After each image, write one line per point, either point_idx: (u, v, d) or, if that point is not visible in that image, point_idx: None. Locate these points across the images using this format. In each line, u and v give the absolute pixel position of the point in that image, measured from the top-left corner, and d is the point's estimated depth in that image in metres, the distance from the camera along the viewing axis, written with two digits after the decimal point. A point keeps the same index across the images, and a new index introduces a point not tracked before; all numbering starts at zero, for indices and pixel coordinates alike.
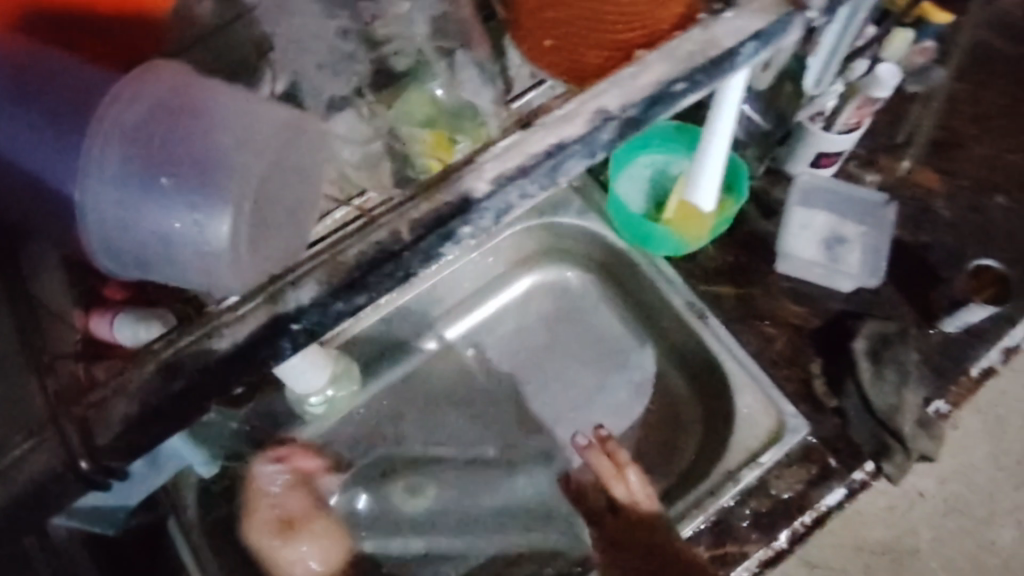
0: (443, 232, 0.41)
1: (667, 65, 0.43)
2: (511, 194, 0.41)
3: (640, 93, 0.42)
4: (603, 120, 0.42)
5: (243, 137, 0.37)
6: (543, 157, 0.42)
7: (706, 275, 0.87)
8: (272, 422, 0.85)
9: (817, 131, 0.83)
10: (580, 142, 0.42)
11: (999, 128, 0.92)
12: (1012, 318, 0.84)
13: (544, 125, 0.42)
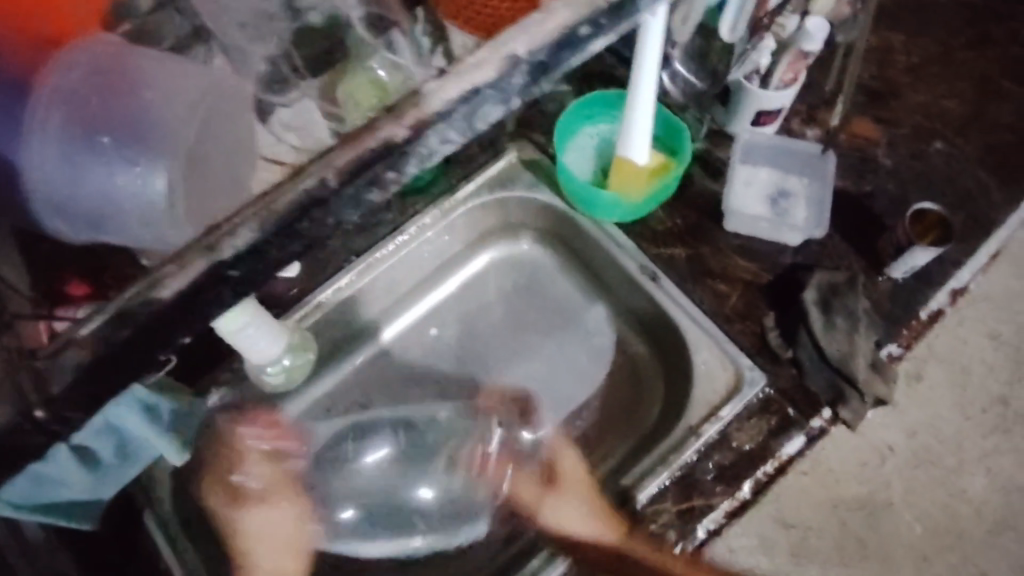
0: (367, 180, 0.38)
1: (570, 5, 0.38)
2: (435, 139, 0.38)
3: (543, 36, 0.38)
4: (514, 62, 0.38)
5: (171, 102, 0.43)
6: (453, 103, 0.38)
7: (657, 238, 0.87)
8: None
9: (755, 88, 0.84)
10: (495, 86, 0.38)
11: (932, 76, 0.94)
12: (958, 260, 0.86)
13: (456, 73, 0.38)
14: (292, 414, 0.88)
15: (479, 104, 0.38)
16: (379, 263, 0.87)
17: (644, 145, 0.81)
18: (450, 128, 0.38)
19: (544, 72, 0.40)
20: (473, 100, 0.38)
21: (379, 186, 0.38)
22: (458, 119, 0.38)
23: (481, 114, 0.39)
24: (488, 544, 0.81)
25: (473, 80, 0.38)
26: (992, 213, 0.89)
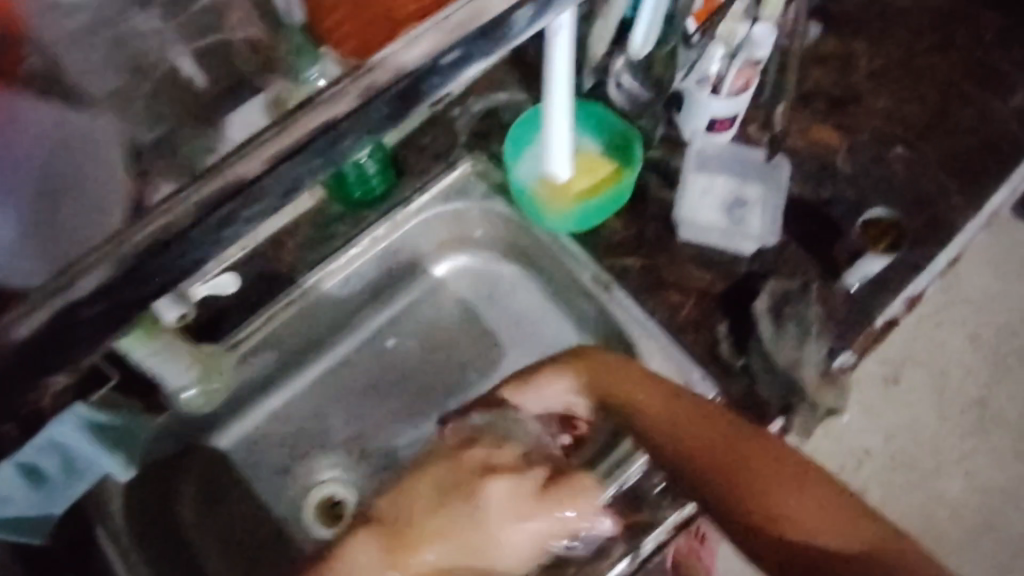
0: (218, 216, 0.37)
1: (437, 33, 0.39)
2: (291, 175, 0.38)
3: (410, 61, 0.38)
4: (369, 96, 0.38)
5: (19, 156, 0.52)
6: (314, 136, 0.38)
7: (611, 248, 0.87)
8: (196, 425, 0.87)
9: (704, 96, 0.84)
10: (351, 119, 0.38)
11: (894, 81, 0.93)
12: (920, 265, 0.84)
13: (314, 105, 0.39)
14: (250, 426, 0.90)
15: (342, 150, 0.39)
16: (330, 275, 0.88)
17: (565, 161, 0.82)
18: (305, 163, 0.38)
19: (400, 98, 0.39)
20: (327, 135, 0.38)
21: (258, 217, 0.39)
22: (321, 159, 0.39)
23: (343, 149, 0.39)
24: None
25: (329, 113, 0.38)
26: (953, 216, 0.87)
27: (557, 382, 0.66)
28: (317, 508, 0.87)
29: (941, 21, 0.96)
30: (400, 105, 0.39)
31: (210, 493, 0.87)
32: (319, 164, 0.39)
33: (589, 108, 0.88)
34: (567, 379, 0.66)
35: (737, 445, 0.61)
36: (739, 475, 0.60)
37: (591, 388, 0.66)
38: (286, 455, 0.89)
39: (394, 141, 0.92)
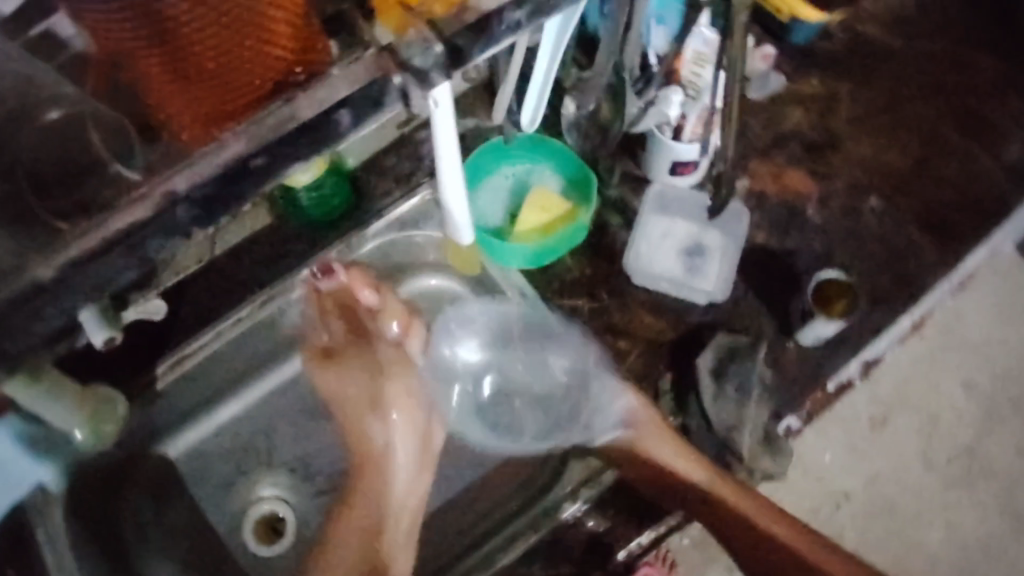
0: (29, 306, 0.41)
1: (245, 140, 0.42)
2: (96, 275, 0.41)
3: (210, 169, 0.42)
4: (171, 200, 0.42)
5: None
6: (116, 237, 0.41)
7: (562, 287, 0.84)
8: (145, 436, 0.87)
9: (666, 140, 0.81)
10: (154, 222, 0.42)
11: (875, 127, 0.90)
12: (877, 327, 0.83)
13: (120, 205, 0.42)
14: (200, 435, 0.89)
15: (149, 250, 0.42)
16: (278, 296, 0.87)
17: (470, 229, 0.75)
18: (117, 266, 0.42)
19: (204, 201, 0.42)
20: (133, 236, 0.41)
21: (69, 309, 0.42)
22: (126, 257, 0.42)
23: (147, 249, 0.42)
24: None
25: (122, 220, 0.42)
26: (922, 275, 0.85)
27: (656, 446, 0.76)
28: (257, 525, 0.88)
29: (931, 66, 0.93)
30: (204, 207, 0.42)
31: (153, 513, 0.87)
32: (126, 263, 0.42)
33: (539, 144, 0.84)
34: (655, 437, 0.76)
35: (758, 511, 0.76)
36: (721, 524, 0.77)
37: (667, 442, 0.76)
38: (231, 470, 0.90)
39: (355, 160, 0.88)
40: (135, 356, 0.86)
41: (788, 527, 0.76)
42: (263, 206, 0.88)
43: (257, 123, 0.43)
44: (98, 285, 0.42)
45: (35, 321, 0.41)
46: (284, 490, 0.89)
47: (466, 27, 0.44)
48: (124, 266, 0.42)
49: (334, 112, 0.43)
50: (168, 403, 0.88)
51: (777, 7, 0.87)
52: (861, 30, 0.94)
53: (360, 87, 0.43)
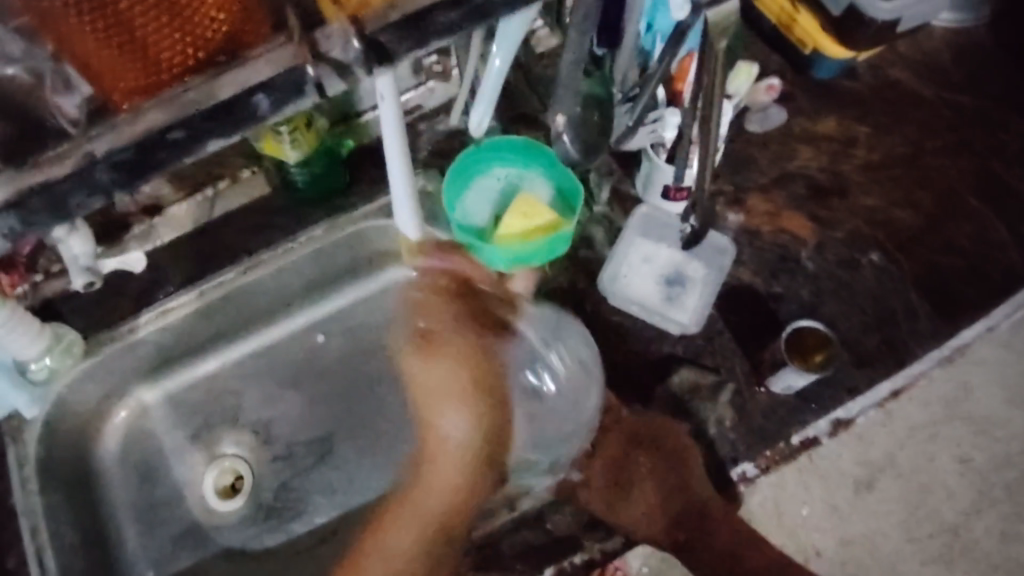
0: None
1: (163, 110, 0.48)
2: (13, 221, 0.48)
3: (128, 137, 0.48)
4: (90, 160, 0.48)
5: None
6: (32, 187, 0.48)
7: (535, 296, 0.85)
8: (128, 379, 0.90)
9: (660, 161, 0.80)
10: (70, 177, 0.48)
11: (890, 178, 0.87)
12: (854, 388, 0.80)
13: (41, 161, 0.48)
14: (179, 382, 0.92)
15: (70, 205, 0.48)
16: (264, 263, 0.85)
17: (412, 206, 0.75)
18: (36, 214, 0.48)
19: (121, 165, 0.48)
20: (53, 190, 0.48)
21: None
22: (46, 211, 0.48)
23: (69, 204, 0.48)
24: (314, 557, 0.87)
25: (45, 176, 0.48)
26: (911, 343, 0.81)
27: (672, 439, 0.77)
28: (220, 475, 0.90)
29: (959, 125, 0.89)
30: (123, 169, 0.48)
31: (120, 449, 0.91)
32: (44, 215, 0.48)
33: (532, 148, 0.83)
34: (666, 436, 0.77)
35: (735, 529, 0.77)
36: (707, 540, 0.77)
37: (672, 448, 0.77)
38: (200, 422, 0.92)
39: (353, 143, 0.90)
40: (110, 301, 0.87)
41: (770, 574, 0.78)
42: (263, 176, 0.90)
43: (180, 97, 0.48)
44: (15, 232, 0.48)
45: None
46: (245, 450, 0.91)
47: (390, 26, 0.48)
48: (36, 220, 0.48)
49: (254, 94, 0.48)
50: (146, 349, 0.87)
51: (802, 38, 0.86)
52: (894, 77, 0.91)
53: (281, 73, 0.48)
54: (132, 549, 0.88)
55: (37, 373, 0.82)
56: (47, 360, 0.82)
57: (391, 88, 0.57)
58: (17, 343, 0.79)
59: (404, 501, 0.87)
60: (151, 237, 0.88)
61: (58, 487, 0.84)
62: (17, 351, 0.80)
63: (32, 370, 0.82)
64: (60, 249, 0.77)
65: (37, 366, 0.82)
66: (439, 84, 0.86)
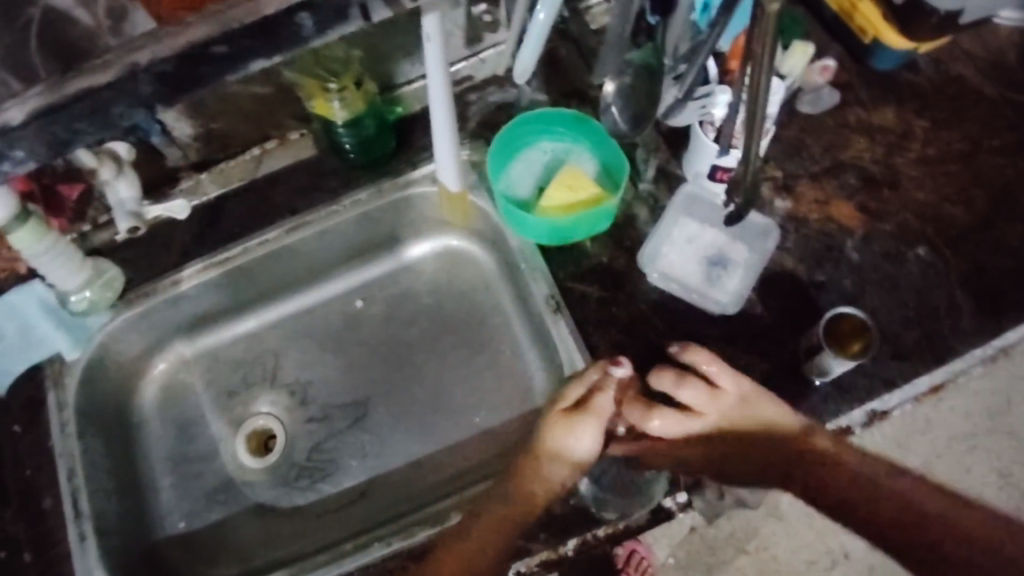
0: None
1: (206, 25, 0.46)
2: (54, 127, 0.46)
3: (170, 50, 0.46)
4: (132, 70, 0.46)
5: None
6: (71, 98, 0.46)
7: (577, 271, 0.83)
8: (174, 332, 0.92)
9: (706, 139, 0.79)
10: (111, 89, 0.46)
11: (944, 174, 0.85)
12: (890, 381, 0.78)
13: (81, 71, 0.46)
14: (221, 338, 0.94)
15: (112, 114, 0.47)
16: (309, 224, 0.87)
17: (454, 160, 0.78)
18: (76, 120, 0.46)
19: (164, 78, 0.46)
20: (93, 99, 0.46)
21: (30, 158, 0.47)
22: (84, 118, 0.47)
23: (110, 113, 0.47)
24: (339, 517, 0.87)
25: (88, 82, 0.46)
26: (952, 339, 0.79)
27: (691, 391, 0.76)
28: (251, 437, 0.92)
29: (1020, 125, 0.87)
30: (164, 84, 0.47)
31: (161, 397, 0.93)
32: (85, 123, 0.47)
33: (581, 121, 0.84)
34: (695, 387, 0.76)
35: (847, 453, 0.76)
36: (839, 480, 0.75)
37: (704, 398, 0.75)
38: (238, 379, 0.93)
39: (402, 109, 0.90)
40: (155, 254, 0.88)
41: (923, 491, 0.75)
42: (310, 139, 0.91)
43: (221, 11, 0.46)
44: (56, 141, 0.47)
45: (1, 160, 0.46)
46: (280, 409, 0.92)
47: None
48: (78, 127, 0.47)
49: (297, 12, 0.46)
50: (190, 303, 0.90)
51: (863, 27, 0.86)
52: (956, 72, 0.89)
53: None
54: (163, 499, 0.89)
55: (77, 303, 0.85)
56: (88, 293, 0.85)
57: (433, 18, 0.61)
58: (60, 275, 0.83)
59: (432, 468, 0.88)
60: (199, 192, 0.90)
61: (95, 430, 0.86)
62: (58, 281, 0.83)
63: (72, 302, 0.85)
64: (107, 192, 0.82)
65: (76, 295, 0.84)
66: (490, 56, 0.85)
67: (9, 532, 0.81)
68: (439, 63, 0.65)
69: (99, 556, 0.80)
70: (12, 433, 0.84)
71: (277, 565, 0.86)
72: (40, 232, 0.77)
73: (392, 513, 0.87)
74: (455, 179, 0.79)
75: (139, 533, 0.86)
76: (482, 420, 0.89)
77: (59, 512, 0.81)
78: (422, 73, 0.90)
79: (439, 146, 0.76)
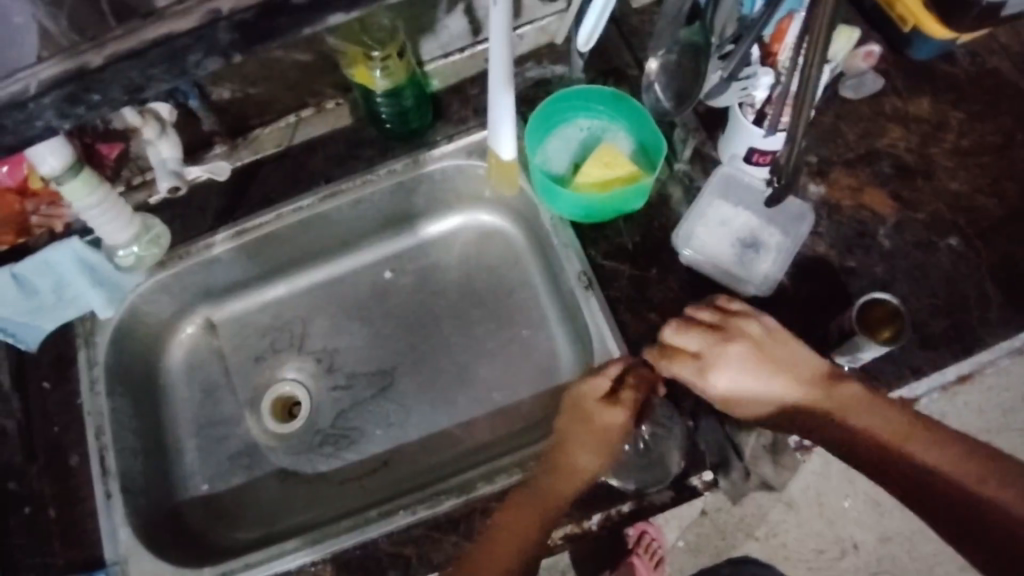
0: (71, 94, 0.48)
1: None
2: (129, 72, 0.48)
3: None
4: (213, 17, 0.47)
5: None
6: (152, 45, 0.47)
7: (608, 249, 0.85)
8: (204, 295, 0.93)
9: (745, 121, 0.80)
10: (192, 37, 0.47)
11: (978, 165, 0.85)
12: (918, 368, 0.77)
13: (161, 17, 0.47)
14: (251, 305, 0.95)
15: (188, 63, 0.48)
16: (343, 194, 0.88)
17: (512, 127, 0.79)
18: (154, 67, 0.47)
19: (243, 27, 0.47)
20: (172, 45, 0.47)
21: (104, 102, 0.48)
22: (161, 64, 0.47)
23: (187, 62, 0.48)
24: (361, 486, 0.87)
25: (167, 28, 0.47)
26: (981, 329, 0.78)
27: (730, 367, 0.69)
28: (275, 405, 0.92)
29: None
30: (244, 37, 0.48)
31: (192, 359, 0.94)
32: (161, 70, 0.48)
33: (621, 99, 0.86)
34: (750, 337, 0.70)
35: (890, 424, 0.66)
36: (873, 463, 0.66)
37: (751, 366, 0.69)
38: (264, 345, 0.94)
39: (439, 83, 0.91)
40: (189, 217, 0.89)
41: (997, 486, 0.63)
42: (347, 108, 0.91)
43: None
44: (130, 86, 0.48)
45: (74, 102, 0.48)
46: (305, 375, 0.92)
47: None
48: (154, 73, 0.48)
49: None
50: (220, 267, 0.90)
51: (904, 16, 0.86)
52: (995, 65, 0.89)
53: None
54: (188, 461, 0.90)
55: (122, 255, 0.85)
56: (135, 249, 0.85)
57: None
58: (112, 232, 0.83)
59: (452, 442, 0.88)
60: (234, 157, 0.91)
61: (123, 391, 0.87)
62: (109, 234, 0.83)
63: (119, 256, 0.85)
64: (150, 152, 0.83)
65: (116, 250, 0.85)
66: (529, 31, 0.88)
67: (34, 488, 0.81)
68: (506, 72, 0.72)
69: (125, 513, 0.80)
70: (42, 389, 0.85)
71: (298, 530, 0.86)
72: (90, 186, 0.78)
73: (414, 483, 0.87)
74: (506, 146, 0.81)
75: (163, 493, 0.87)
76: (501, 397, 0.88)
77: (86, 469, 0.82)
78: (461, 47, 0.91)
79: (495, 111, 0.77)
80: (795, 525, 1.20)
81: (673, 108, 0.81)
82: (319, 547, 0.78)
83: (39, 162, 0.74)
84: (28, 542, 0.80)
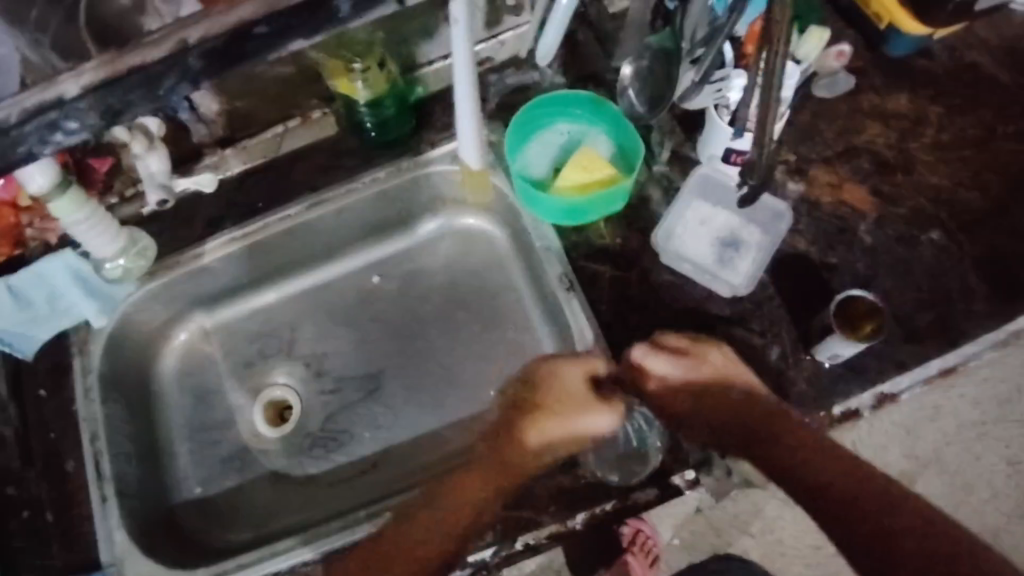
0: (53, 122, 0.49)
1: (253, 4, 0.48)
2: (107, 98, 0.49)
3: (221, 27, 0.48)
4: (183, 46, 0.48)
5: None
6: (129, 73, 0.48)
7: (589, 251, 0.85)
8: (195, 302, 0.95)
9: (721, 121, 0.81)
10: (165, 64, 0.48)
11: (958, 159, 0.86)
12: (901, 363, 0.77)
13: (137, 46, 0.49)
14: (241, 310, 0.97)
15: (163, 89, 0.49)
16: (329, 202, 0.89)
17: (475, 140, 0.81)
18: (131, 92, 0.49)
19: (215, 53, 0.48)
20: (147, 72, 0.48)
21: (83, 128, 0.50)
22: (138, 89, 0.49)
23: (161, 87, 0.49)
24: (352, 487, 0.89)
25: (142, 56, 0.48)
26: (965, 323, 0.78)
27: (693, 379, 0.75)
28: (268, 409, 0.93)
29: None
30: (216, 62, 0.49)
31: (185, 364, 0.95)
32: (137, 95, 0.49)
33: (597, 104, 0.87)
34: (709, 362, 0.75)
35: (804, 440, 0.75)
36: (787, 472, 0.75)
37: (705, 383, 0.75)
38: (254, 351, 0.96)
39: (422, 89, 0.92)
40: (178, 227, 0.91)
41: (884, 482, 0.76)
42: (332, 118, 0.92)
43: None
44: (109, 112, 0.50)
45: (54, 129, 0.49)
46: (295, 379, 0.94)
47: None
48: (129, 98, 0.49)
49: None
50: (210, 276, 0.92)
51: (879, 13, 0.87)
52: (972, 58, 0.89)
53: None
54: (181, 464, 0.92)
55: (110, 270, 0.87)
56: (122, 262, 0.87)
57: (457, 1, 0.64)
58: (99, 245, 0.84)
59: (439, 443, 0.89)
60: (223, 168, 0.91)
61: (116, 398, 0.88)
62: (97, 248, 0.84)
63: (106, 269, 0.87)
64: (139, 166, 0.86)
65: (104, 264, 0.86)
66: (509, 38, 0.88)
67: (31, 493, 0.83)
68: (472, 85, 0.74)
69: (120, 516, 0.82)
70: (38, 397, 0.87)
71: (290, 531, 0.87)
72: (79, 201, 0.80)
73: (403, 482, 0.88)
74: (473, 158, 0.83)
75: (158, 496, 0.89)
76: (488, 398, 0.90)
77: (83, 476, 0.84)
78: (443, 54, 0.91)
79: (460, 125, 0.79)
80: (791, 520, 1.21)
81: (649, 110, 0.84)
82: (310, 547, 0.79)
83: (28, 181, 0.75)
84: (27, 546, 0.82)
